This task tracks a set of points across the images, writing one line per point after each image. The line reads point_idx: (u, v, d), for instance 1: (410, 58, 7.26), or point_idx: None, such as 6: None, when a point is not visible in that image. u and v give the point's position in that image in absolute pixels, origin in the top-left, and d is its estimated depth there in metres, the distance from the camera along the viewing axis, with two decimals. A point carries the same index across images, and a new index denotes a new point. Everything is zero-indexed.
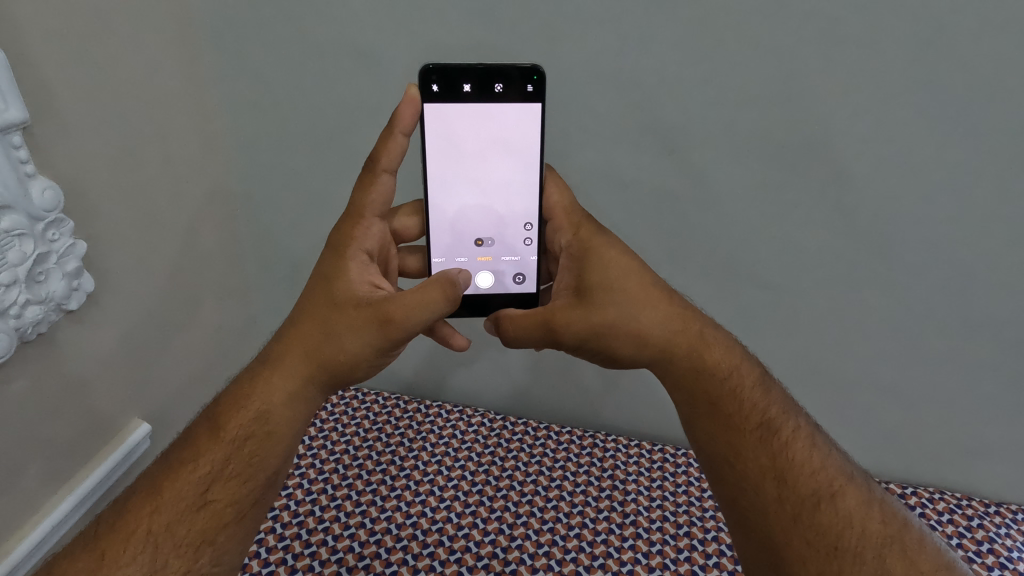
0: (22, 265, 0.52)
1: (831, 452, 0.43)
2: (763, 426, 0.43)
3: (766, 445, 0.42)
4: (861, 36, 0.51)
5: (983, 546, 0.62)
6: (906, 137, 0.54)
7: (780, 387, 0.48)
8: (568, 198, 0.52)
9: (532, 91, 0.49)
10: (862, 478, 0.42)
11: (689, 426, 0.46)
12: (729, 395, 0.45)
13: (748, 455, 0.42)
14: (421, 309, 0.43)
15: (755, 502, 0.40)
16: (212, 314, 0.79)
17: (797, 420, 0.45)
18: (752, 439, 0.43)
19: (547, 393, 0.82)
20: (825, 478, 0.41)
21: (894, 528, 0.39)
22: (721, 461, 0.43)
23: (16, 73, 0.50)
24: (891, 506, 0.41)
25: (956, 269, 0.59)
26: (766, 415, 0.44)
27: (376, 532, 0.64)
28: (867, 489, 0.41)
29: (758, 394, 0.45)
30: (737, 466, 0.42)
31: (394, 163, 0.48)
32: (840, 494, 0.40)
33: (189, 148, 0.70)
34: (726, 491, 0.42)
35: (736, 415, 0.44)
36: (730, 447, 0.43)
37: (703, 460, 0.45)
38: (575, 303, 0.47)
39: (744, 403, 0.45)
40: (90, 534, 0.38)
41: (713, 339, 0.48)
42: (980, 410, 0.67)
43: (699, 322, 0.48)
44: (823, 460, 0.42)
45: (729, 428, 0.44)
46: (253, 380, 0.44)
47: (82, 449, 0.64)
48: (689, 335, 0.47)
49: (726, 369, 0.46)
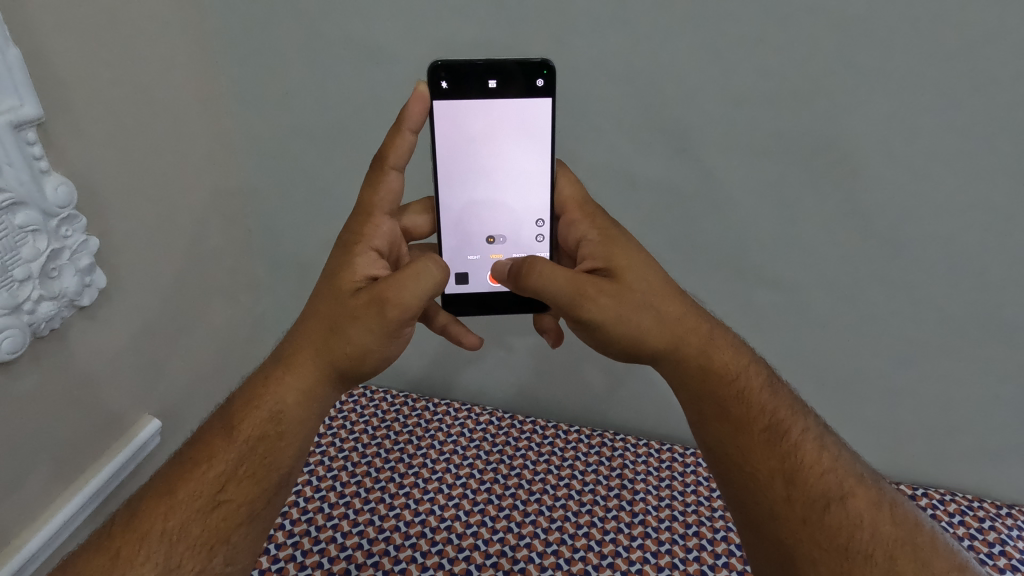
0: (35, 261, 0.53)
1: (841, 452, 0.43)
2: (771, 428, 0.43)
3: (775, 448, 0.42)
4: (873, 34, 0.51)
5: (995, 548, 0.61)
6: (920, 137, 0.54)
7: (789, 387, 0.47)
8: (580, 193, 0.51)
9: (541, 86, 0.49)
10: (871, 478, 0.42)
11: (696, 428, 0.46)
12: (737, 398, 0.45)
13: (756, 457, 0.42)
14: (414, 282, 0.42)
15: (764, 504, 0.40)
16: (222, 311, 0.80)
17: (806, 421, 0.44)
18: (761, 441, 0.42)
19: (555, 391, 0.82)
20: (835, 480, 0.41)
21: (906, 528, 0.39)
22: (730, 464, 0.43)
23: (30, 70, 0.50)
24: (902, 506, 0.40)
25: (968, 269, 0.59)
26: (774, 417, 0.44)
27: (386, 528, 0.64)
28: (877, 489, 0.41)
29: (766, 396, 0.45)
30: (746, 468, 0.42)
31: (401, 161, 0.46)
32: (849, 496, 0.40)
33: (200, 145, 0.70)
34: (734, 491, 0.43)
35: (744, 417, 0.44)
36: (739, 450, 0.43)
37: (711, 460, 0.44)
38: (607, 280, 0.45)
39: (752, 406, 0.44)
40: (105, 532, 0.39)
41: (722, 340, 0.47)
42: (991, 411, 0.66)
43: (707, 322, 0.48)
44: (833, 462, 0.42)
45: (738, 431, 0.43)
46: (265, 379, 0.44)
47: (94, 445, 0.65)
48: (698, 333, 0.46)
49: (734, 371, 0.46)
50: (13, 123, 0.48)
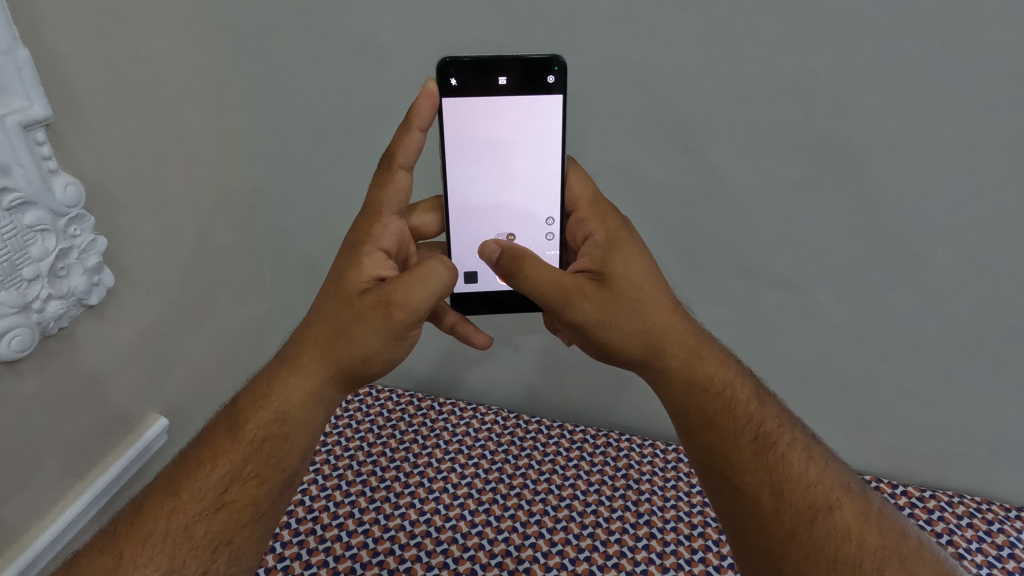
0: (44, 260, 0.53)
1: (829, 463, 0.42)
2: (758, 439, 0.43)
3: (762, 459, 0.41)
4: (880, 34, 0.51)
5: (1003, 551, 0.61)
6: (930, 134, 0.53)
7: (776, 400, 0.47)
8: (590, 190, 0.51)
9: (552, 82, 0.49)
10: (859, 489, 0.41)
11: (684, 440, 0.45)
12: (724, 410, 0.44)
13: (742, 469, 0.41)
14: (422, 284, 0.42)
15: (753, 515, 0.40)
16: (228, 310, 0.80)
17: (793, 432, 0.44)
18: (748, 453, 0.42)
19: (560, 391, 0.82)
20: (822, 491, 0.40)
21: (892, 540, 0.38)
22: (718, 476, 0.42)
23: (41, 70, 0.51)
24: (889, 517, 0.40)
25: (976, 268, 0.58)
26: (761, 429, 0.43)
27: (390, 527, 0.64)
28: (864, 500, 0.40)
29: (753, 408, 0.44)
30: (734, 480, 0.41)
31: (410, 160, 0.45)
32: (836, 507, 0.39)
33: (208, 145, 0.70)
34: (722, 503, 0.42)
35: (731, 429, 0.43)
36: (726, 461, 0.42)
37: (701, 473, 0.44)
38: (595, 283, 0.46)
39: (740, 417, 0.44)
40: (111, 531, 0.39)
41: (707, 355, 0.47)
42: (999, 412, 0.66)
43: (696, 335, 0.47)
44: (820, 473, 0.41)
45: (725, 443, 0.43)
46: (272, 379, 0.44)
47: (101, 444, 0.65)
48: (684, 346, 0.46)
49: (720, 383, 0.46)
50: (22, 123, 0.48)
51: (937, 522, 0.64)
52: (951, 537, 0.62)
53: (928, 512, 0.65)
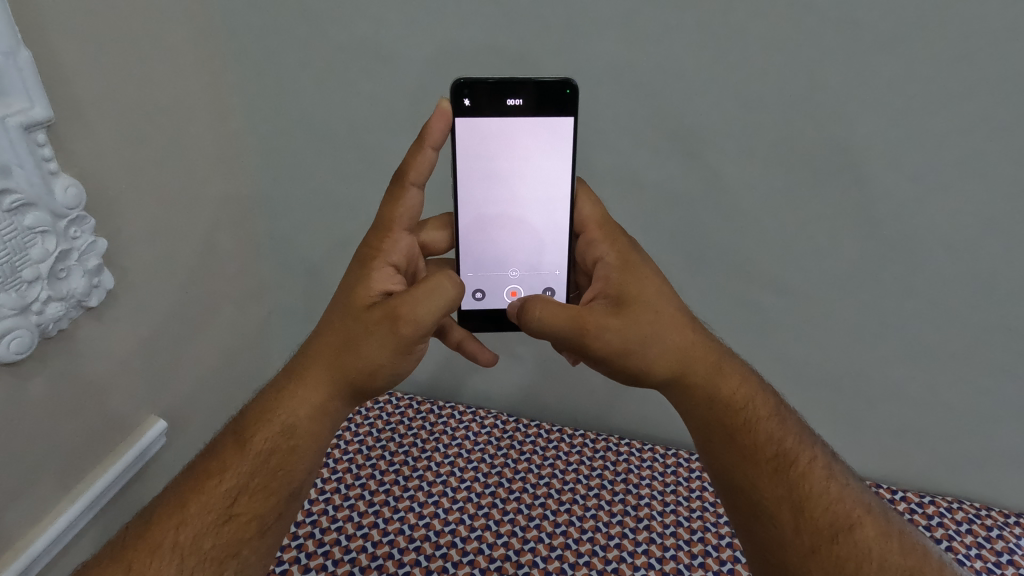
0: (44, 262, 0.52)
1: (847, 481, 0.42)
2: (778, 457, 0.42)
3: (782, 476, 0.41)
4: (885, 46, 0.51)
5: (1003, 557, 0.61)
6: (931, 146, 0.53)
7: (796, 416, 0.46)
8: (600, 211, 0.52)
9: (563, 104, 0.49)
10: (879, 508, 0.41)
11: (703, 455, 0.45)
12: (744, 426, 0.44)
13: (763, 486, 0.41)
14: (429, 298, 0.41)
15: (771, 531, 0.40)
16: (229, 309, 0.79)
17: (814, 450, 0.44)
18: (768, 471, 0.42)
19: (559, 395, 0.82)
20: (842, 510, 0.40)
21: (915, 559, 0.38)
22: (736, 491, 0.42)
23: (42, 71, 0.50)
24: (910, 536, 0.40)
25: (978, 278, 0.58)
26: (782, 446, 0.43)
27: (389, 532, 0.64)
28: (885, 519, 0.40)
29: (774, 425, 0.44)
30: (753, 496, 0.41)
31: (422, 177, 0.45)
32: (857, 526, 0.39)
33: (210, 145, 0.70)
34: (742, 518, 0.42)
35: (752, 446, 0.43)
36: (746, 479, 0.42)
37: (720, 489, 0.44)
38: (614, 310, 0.44)
39: (760, 434, 0.43)
40: (118, 544, 0.39)
41: (729, 370, 0.46)
42: (996, 419, 0.66)
43: (715, 351, 0.46)
44: (840, 491, 0.41)
45: (745, 458, 0.42)
46: (278, 393, 0.44)
47: (100, 445, 0.65)
48: (705, 363, 0.45)
49: (741, 400, 0.45)
50: (23, 125, 0.48)
51: (937, 528, 0.64)
52: (950, 543, 0.62)
53: (927, 518, 0.65)
